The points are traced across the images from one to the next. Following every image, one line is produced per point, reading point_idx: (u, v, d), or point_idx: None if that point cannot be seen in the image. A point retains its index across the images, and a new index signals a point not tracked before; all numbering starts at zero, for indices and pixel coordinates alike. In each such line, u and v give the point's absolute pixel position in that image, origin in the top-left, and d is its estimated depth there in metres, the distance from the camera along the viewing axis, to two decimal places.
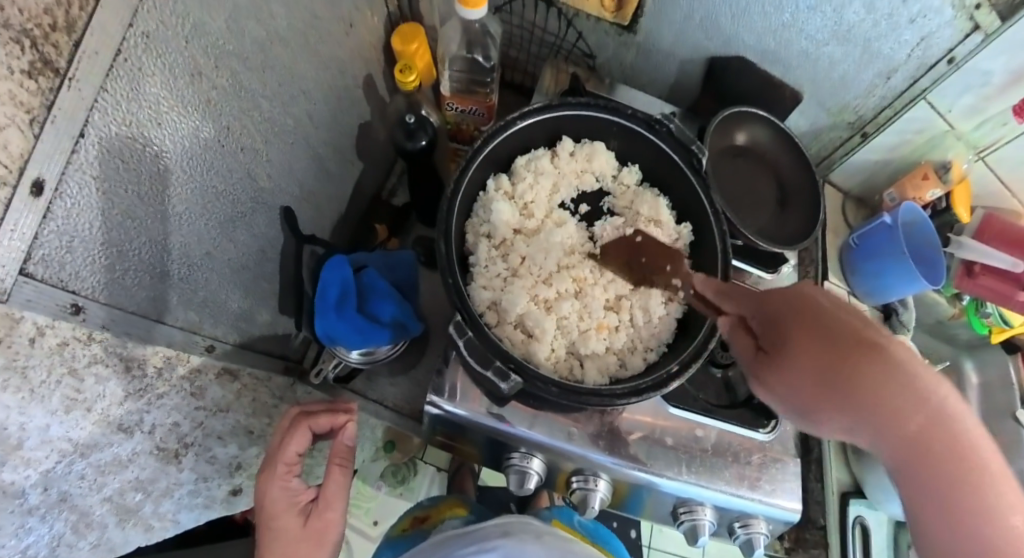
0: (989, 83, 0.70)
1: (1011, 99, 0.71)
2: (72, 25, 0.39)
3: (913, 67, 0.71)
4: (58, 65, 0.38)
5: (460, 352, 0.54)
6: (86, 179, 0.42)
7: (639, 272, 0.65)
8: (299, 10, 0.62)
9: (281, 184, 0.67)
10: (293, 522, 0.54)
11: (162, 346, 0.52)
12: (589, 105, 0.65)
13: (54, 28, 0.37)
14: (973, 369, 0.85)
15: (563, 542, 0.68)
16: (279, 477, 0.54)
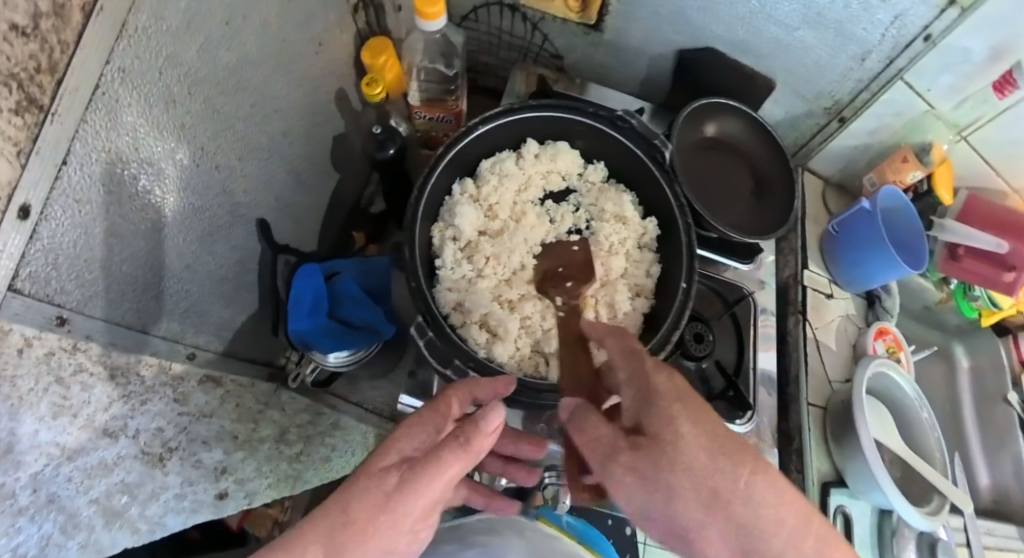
0: (969, 61, 0.68)
1: (991, 75, 0.69)
2: (56, 67, 0.43)
3: (888, 47, 0.70)
4: (43, 102, 0.42)
5: (422, 352, 0.56)
6: (70, 203, 0.46)
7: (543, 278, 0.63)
8: (268, 34, 0.65)
9: (257, 196, 0.70)
10: (377, 480, 0.38)
11: (149, 356, 0.57)
12: (551, 106, 0.66)
13: (38, 70, 0.41)
14: (963, 354, 0.88)
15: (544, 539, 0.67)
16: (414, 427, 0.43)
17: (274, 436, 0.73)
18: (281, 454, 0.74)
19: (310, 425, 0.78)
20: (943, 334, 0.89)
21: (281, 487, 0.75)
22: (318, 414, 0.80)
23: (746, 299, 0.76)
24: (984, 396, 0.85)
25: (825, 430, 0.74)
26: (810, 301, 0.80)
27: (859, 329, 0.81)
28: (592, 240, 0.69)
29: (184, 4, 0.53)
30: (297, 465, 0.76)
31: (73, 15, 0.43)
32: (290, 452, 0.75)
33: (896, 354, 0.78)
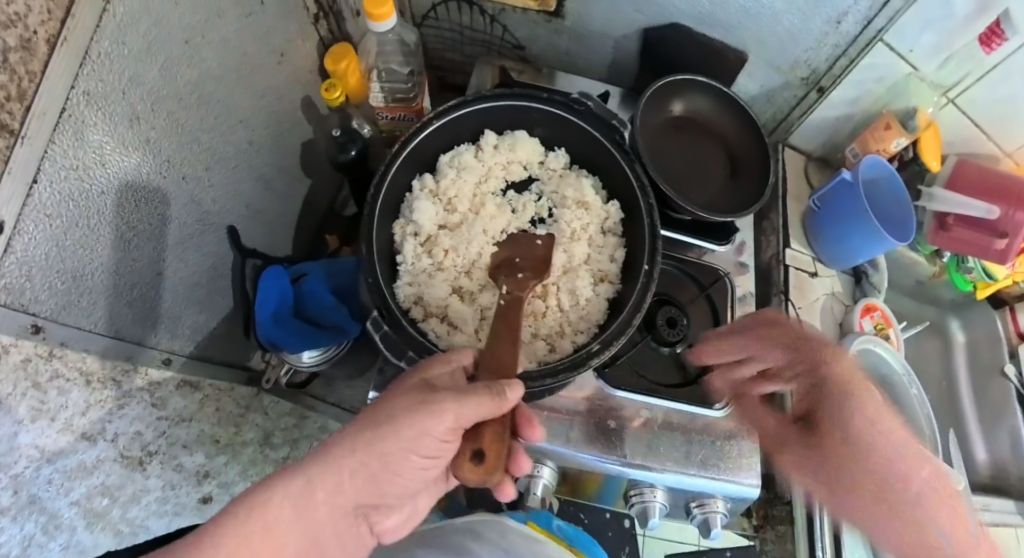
0: (952, 14, 0.64)
1: (975, 30, 0.66)
2: (24, 94, 0.44)
3: (865, 6, 0.65)
4: (13, 126, 0.44)
5: (379, 346, 0.57)
6: (42, 218, 0.48)
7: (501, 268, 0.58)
8: (227, 48, 0.68)
9: (225, 205, 0.73)
10: (408, 394, 0.44)
11: (149, 367, 0.63)
12: (504, 95, 0.66)
13: (8, 98, 0.43)
14: (958, 329, 0.88)
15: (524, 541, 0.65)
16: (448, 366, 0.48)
17: (257, 440, 0.80)
18: (269, 457, 0.82)
19: (296, 430, 0.86)
20: (939, 309, 0.89)
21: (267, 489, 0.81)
22: (306, 417, 0.85)
23: (721, 281, 0.75)
24: (982, 368, 0.85)
25: (810, 412, 0.71)
26: (793, 281, 0.78)
27: (846, 307, 0.79)
28: (555, 227, 0.69)
29: (145, 27, 0.55)
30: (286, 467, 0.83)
31: (39, 48, 0.45)
32: (276, 456, 0.83)
33: (886, 331, 0.76)
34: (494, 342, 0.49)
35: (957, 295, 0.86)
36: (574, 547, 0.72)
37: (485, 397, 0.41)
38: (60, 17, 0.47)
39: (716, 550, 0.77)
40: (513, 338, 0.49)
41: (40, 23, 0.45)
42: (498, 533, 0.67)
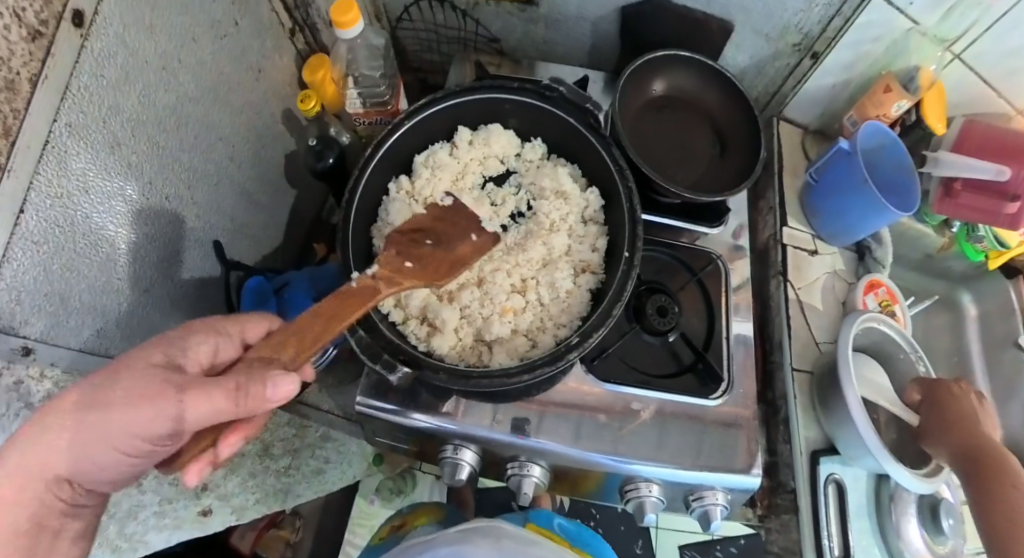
0: None
1: None
2: (10, 130, 0.46)
3: None
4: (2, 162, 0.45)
5: (353, 348, 0.59)
6: (29, 245, 0.50)
7: (406, 238, 0.56)
8: (203, 69, 0.68)
9: (210, 221, 0.75)
10: (145, 374, 0.42)
11: None
12: (475, 89, 0.65)
13: None
14: (971, 302, 0.83)
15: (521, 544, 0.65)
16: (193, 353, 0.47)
17: (256, 451, 0.80)
18: (269, 467, 0.81)
19: (297, 438, 0.83)
20: (949, 282, 0.84)
21: (270, 502, 0.80)
22: (304, 426, 0.84)
23: (713, 264, 0.73)
24: (994, 342, 0.80)
25: (813, 397, 0.69)
26: (791, 261, 0.75)
27: (849, 285, 0.76)
28: (534, 219, 0.68)
29: (121, 59, 0.56)
30: (285, 479, 0.81)
31: (23, 87, 0.47)
32: (276, 466, 0.81)
33: (891, 307, 0.72)
34: (298, 335, 0.46)
35: (968, 268, 0.81)
36: (575, 548, 0.72)
37: (239, 380, 0.41)
38: (41, 57, 0.48)
39: (729, 539, 0.74)
40: (325, 333, 0.47)
41: (23, 65, 0.46)
42: (493, 538, 0.65)
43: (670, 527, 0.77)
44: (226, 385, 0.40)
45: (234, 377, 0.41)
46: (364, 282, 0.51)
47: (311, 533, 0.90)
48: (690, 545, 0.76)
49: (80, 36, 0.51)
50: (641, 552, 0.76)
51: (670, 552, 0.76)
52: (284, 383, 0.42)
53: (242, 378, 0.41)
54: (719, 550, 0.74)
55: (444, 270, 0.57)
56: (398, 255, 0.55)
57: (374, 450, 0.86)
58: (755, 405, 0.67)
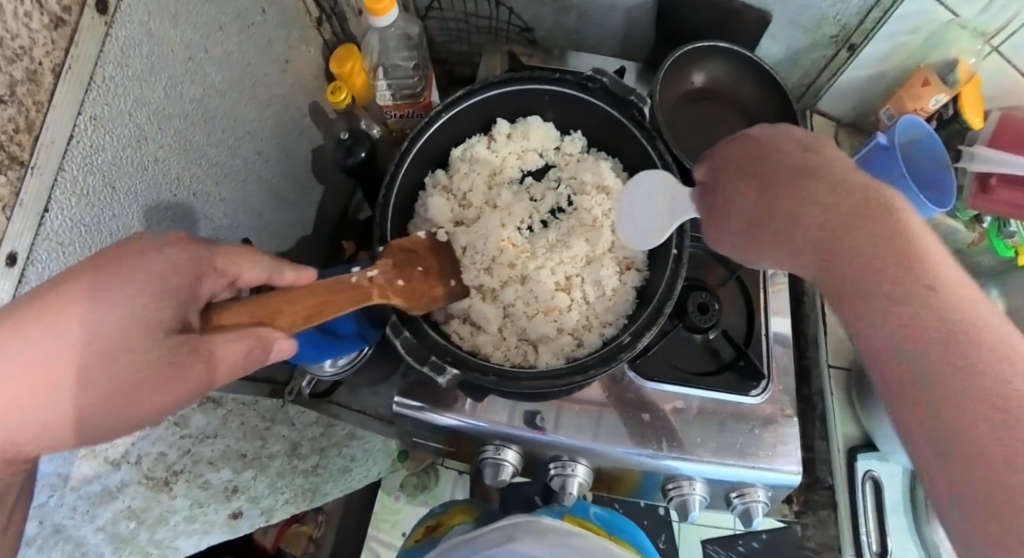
0: None
1: None
2: (33, 125, 0.44)
3: None
4: (23, 157, 0.43)
5: (399, 351, 0.56)
6: (53, 246, 0.48)
7: (399, 254, 0.55)
8: (229, 59, 0.65)
9: (238, 218, 0.72)
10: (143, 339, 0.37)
11: None
12: (516, 80, 0.63)
13: (18, 130, 0.43)
14: None
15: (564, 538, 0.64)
16: (191, 288, 0.40)
17: (285, 452, 0.76)
18: (296, 467, 0.79)
19: (323, 437, 0.81)
20: None
21: (300, 501, 0.79)
22: (331, 424, 0.81)
23: None
24: None
25: (849, 394, 0.70)
26: None
27: None
28: (576, 215, 0.66)
29: (145, 48, 0.54)
30: (314, 478, 0.81)
31: (44, 79, 0.44)
32: (303, 466, 0.79)
33: None
34: (288, 310, 0.44)
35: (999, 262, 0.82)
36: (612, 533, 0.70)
37: (251, 341, 0.41)
38: (63, 47, 0.45)
39: (751, 534, 0.76)
40: (307, 320, 0.46)
41: (44, 54, 0.44)
42: (534, 532, 0.64)
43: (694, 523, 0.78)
44: (238, 338, 0.40)
45: (245, 336, 0.41)
46: (361, 284, 0.49)
47: (333, 529, 0.89)
48: (714, 540, 0.77)
49: (104, 24, 0.48)
50: (664, 547, 0.78)
51: (693, 547, 0.77)
52: (285, 347, 0.44)
53: (255, 336, 0.41)
54: (742, 544, 0.76)
55: (423, 300, 0.56)
56: (394, 270, 0.53)
57: (399, 448, 0.85)
58: (794, 402, 0.68)
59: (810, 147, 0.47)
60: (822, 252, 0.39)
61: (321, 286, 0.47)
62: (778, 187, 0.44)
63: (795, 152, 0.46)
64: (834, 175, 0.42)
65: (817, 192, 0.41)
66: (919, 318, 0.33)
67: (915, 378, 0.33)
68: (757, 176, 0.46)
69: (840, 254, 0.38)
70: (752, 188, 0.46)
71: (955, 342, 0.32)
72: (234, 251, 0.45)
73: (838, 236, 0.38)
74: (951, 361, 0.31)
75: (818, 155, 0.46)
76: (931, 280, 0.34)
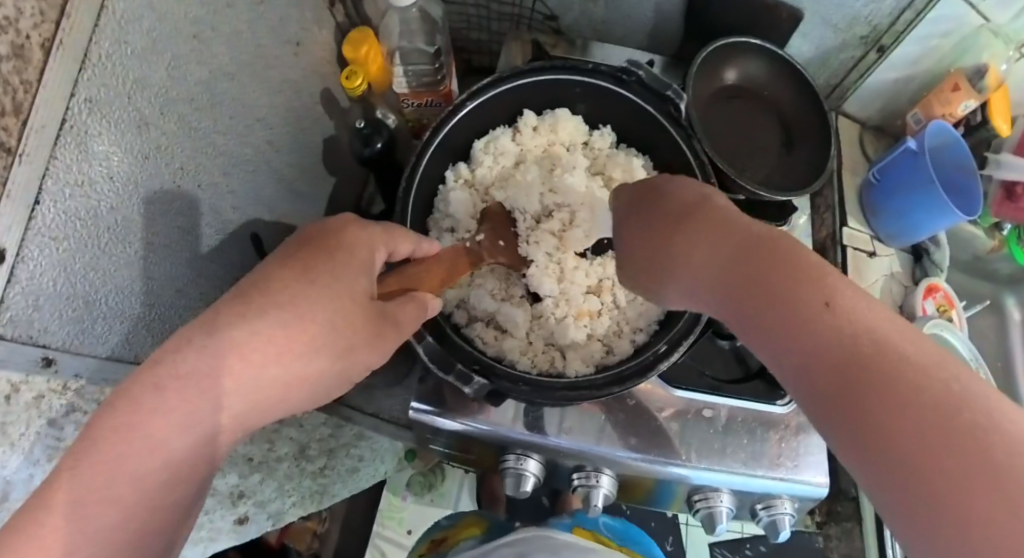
0: None
1: None
2: (19, 107, 0.39)
3: None
4: (11, 145, 0.38)
5: (421, 358, 0.52)
6: (46, 242, 0.43)
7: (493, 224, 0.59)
8: (238, 39, 0.61)
9: (246, 209, 0.68)
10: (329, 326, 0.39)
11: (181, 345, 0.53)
12: (551, 68, 0.59)
13: (4, 114, 0.38)
14: (1014, 305, 0.87)
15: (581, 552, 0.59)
16: (368, 265, 0.44)
17: (293, 454, 0.72)
18: (305, 470, 0.75)
19: (332, 438, 0.77)
20: (995, 285, 0.88)
21: (308, 503, 0.77)
22: (340, 425, 0.78)
23: None
24: None
25: None
26: (850, 262, 0.76)
27: (906, 288, 0.77)
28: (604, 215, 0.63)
29: (147, 23, 0.49)
30: (320, 480, 0.77)
31: (34, 54, 0.40)
32: (311, 468, 0.76)
33: (948, 312, 0.76)
34: (427, 277, 0.50)
35: (1015, 269, 0.84)
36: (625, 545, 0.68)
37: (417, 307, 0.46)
38: (54, 18, 0.41)
39: (758, 538, 0.76)
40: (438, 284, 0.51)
41: (32, 27, 0.39)
42: (549, 548, 0.58)
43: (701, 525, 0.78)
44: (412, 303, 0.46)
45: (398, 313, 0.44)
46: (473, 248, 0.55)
47: (337, 526, 0.86)
48: (720, 544, 0.77)
49: None
50: (672, 549, 0.77)
51: (700, 550, 0.77)
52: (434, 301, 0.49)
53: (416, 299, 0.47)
54: (749, 548, 0.76)
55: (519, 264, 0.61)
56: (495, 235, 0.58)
57: (405, 447, 0.82)
58: None
59: (708, 194, 0.41)
60: (740, 300, 0.33)
61: (449, 257, 0.53)
62: (693, 223, 0.38)
63: (685, 197, 0.41)
64: (725, 217, 0.37)
65: (722, 235, 0.36)
66: (850, 356, 0.27)
67: (862, 419, 0.26)
68: (667, 212, 0.41)
69: (759, 304, 0.32)
70: (662, 228, 0.40)
71: (909, 386, 0.25)
72: (390, 231, 0.47)
73: (745, 284, 0.33)
74: (899, 407, 0.25)
75: (708, 201, 0.40)
76: (864, 322, 0.28)
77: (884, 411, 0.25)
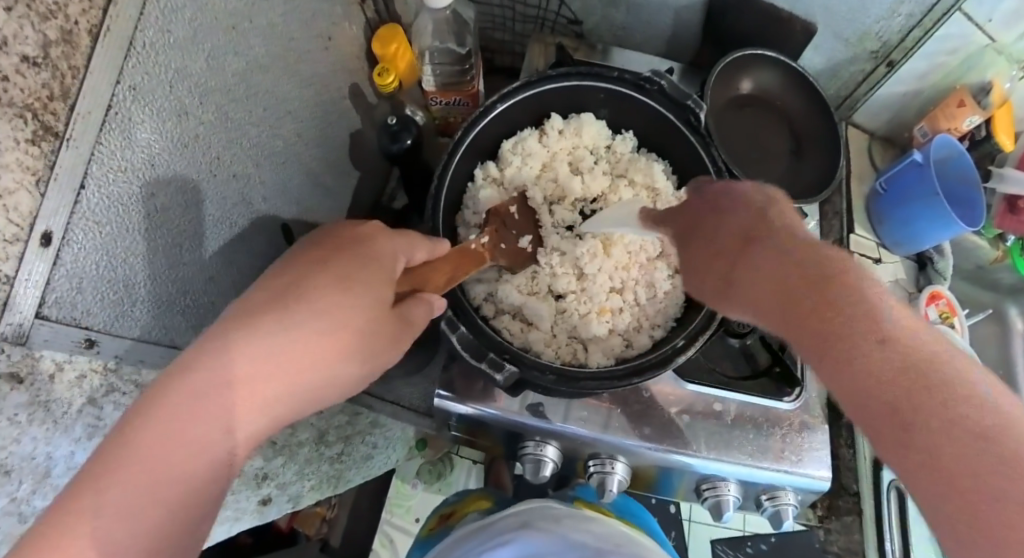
0: None
1: None
2: (68, 92, 0.41)
3: None
4: (57, 128, 0.41)
5: (454, 347, 0.54)
6: (90, 226, 0.44)
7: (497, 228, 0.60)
8: (272, 34, 0.63)
9: (276, 201, 0.69)
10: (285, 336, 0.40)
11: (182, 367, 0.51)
12: (575, 75, 0.61)
13: (52, 98, 0.40)
14: (1015, 315, 0.90)
15: (581, 523, 0.62)
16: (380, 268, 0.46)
17: (312, 439, 0.75)
18: (323, 455, 0.77)
19: (348, 425, 0.80)
20: (996, 295, 0.90)
21: (325, 487, 0.80)
22: (356, 413, 0.81)
23: None
24: None
25: None
26: None
27: (909, 295, 0.80)
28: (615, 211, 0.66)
29: (189, 14, 0.50)
30: (338, 465, 0.80)
31: (81, 40, 0.41)
32: (329, 454, 0.78)
33: (951, 319, 0.78)
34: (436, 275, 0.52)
35: (1017, 280, 0.87)
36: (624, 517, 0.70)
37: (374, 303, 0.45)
38: (101, 6, 0.42)
39: (760, 536, 0.78)
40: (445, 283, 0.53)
41: (81, 13, 0.41)
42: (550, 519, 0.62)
43: (704, 520, 0.80)
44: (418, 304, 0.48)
45: (424, 300, 0.49)
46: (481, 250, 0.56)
47: (347, 510, 0.88)
48: (722, 540, 0.79)
49: None
50: (676, 543, 0.80)
51: (701, 547, 0.79)
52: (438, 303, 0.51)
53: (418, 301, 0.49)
54: (751, 545, 0.78)
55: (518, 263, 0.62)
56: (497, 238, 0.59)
57: (418, 436, 0.84)
58: (823, 411, 0.69)
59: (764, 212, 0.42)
60: (794, 326, 0.35)
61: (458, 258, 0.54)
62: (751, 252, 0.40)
63: (742, 219, 0.43)
64: (790, 238, 0.39)
65: (783, 261, 0.37)
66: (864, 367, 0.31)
67: (883, 423, 0.30)
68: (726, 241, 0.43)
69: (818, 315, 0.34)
70: (726, 258, 0.42)
71: (925, 391, 0.29)
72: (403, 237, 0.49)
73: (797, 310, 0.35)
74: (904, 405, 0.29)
75: (768, 221, 0.41)
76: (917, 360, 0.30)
77: (934, 428, 0.28)
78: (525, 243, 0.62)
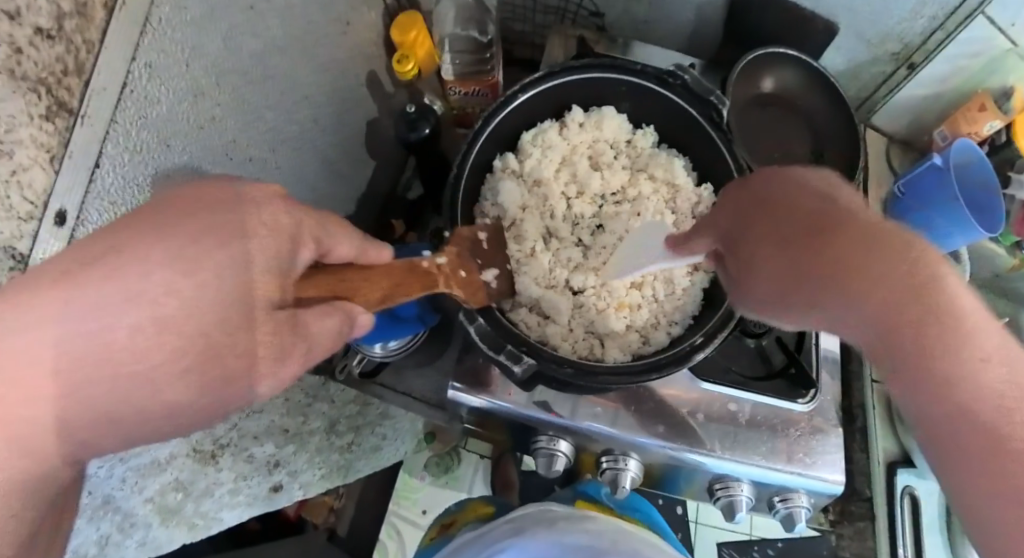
0: None
1: None
2: (82, 67, 0.40)
3: None
4: (71, 105, 0.39)
5: (471, 338, 0.53)
6: (105, 206, 0.44)
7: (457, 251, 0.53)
8: (292, 18, 0.62)
9: (292, 187, 0.69)
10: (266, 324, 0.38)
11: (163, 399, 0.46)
12: (597, 67, 0.60)
13: (66, 73, 0.39)
14: None
15: (575, 525, 0.61)
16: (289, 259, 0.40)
17: (323, 429, 0.76)
18: (333, 443, 0.78)
19: (359, 415, 0.81)
20: None
21: (334, 477, 0.79)
22: (367, 403, 0.82)
23: None
24: None
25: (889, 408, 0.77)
26: None
27: None
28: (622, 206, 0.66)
29: None
30: (348, 455, 0.80)
31: (96, 14, 0.40)
32: (339, 443, 0.79)
33: None
34: (368, 287, 0.44)
35: None
36: (627, 514, 0.69)
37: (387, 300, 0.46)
38: None
39: (767, 541, 0.78)
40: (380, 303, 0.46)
41: None
42: (546, 522, 0.61)
43: (711, 524, 0.80)
44: (332, 312, 0.40)
45: (334, 312, 0.41)
46: (428, 271, 0.49)
47: (354, 502, 0.87)
48: (729, 543, 0.79)
49: None
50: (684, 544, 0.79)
51: (708, 546, 0.79)
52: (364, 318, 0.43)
53: (340, 311, 0.41)
54: (757, 551, 0.78)
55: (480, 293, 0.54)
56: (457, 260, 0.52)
57: (427, 429, 0.82)
58: (838, 415, 0.68)
59: (835, 199, 0.37)
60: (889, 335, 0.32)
61: (389, 272, 0.47)
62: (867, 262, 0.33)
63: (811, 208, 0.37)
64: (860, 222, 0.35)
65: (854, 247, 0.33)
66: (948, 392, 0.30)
67: (975, 439, 0.29)
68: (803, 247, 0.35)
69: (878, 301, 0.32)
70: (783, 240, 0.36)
71: (998, 415, 0.29)
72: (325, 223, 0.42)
73: (880, 318, 0.32)
74: (991, 441, 0.29)
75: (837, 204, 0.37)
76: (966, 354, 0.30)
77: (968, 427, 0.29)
78: (488, 276, 0.54)
